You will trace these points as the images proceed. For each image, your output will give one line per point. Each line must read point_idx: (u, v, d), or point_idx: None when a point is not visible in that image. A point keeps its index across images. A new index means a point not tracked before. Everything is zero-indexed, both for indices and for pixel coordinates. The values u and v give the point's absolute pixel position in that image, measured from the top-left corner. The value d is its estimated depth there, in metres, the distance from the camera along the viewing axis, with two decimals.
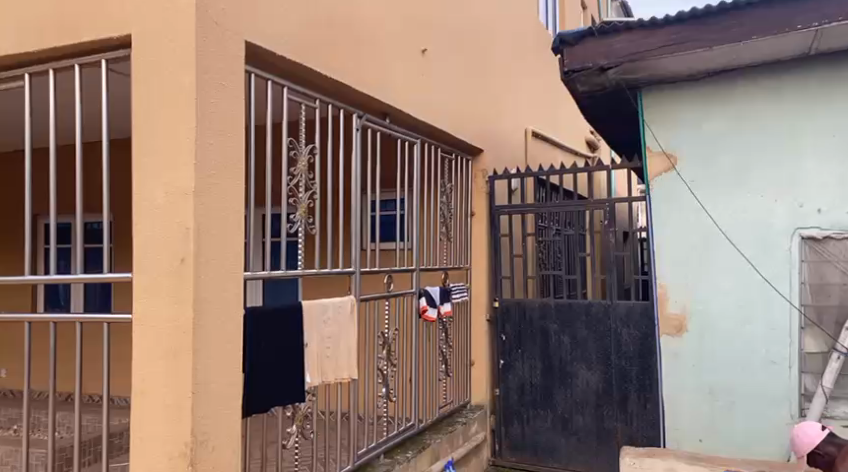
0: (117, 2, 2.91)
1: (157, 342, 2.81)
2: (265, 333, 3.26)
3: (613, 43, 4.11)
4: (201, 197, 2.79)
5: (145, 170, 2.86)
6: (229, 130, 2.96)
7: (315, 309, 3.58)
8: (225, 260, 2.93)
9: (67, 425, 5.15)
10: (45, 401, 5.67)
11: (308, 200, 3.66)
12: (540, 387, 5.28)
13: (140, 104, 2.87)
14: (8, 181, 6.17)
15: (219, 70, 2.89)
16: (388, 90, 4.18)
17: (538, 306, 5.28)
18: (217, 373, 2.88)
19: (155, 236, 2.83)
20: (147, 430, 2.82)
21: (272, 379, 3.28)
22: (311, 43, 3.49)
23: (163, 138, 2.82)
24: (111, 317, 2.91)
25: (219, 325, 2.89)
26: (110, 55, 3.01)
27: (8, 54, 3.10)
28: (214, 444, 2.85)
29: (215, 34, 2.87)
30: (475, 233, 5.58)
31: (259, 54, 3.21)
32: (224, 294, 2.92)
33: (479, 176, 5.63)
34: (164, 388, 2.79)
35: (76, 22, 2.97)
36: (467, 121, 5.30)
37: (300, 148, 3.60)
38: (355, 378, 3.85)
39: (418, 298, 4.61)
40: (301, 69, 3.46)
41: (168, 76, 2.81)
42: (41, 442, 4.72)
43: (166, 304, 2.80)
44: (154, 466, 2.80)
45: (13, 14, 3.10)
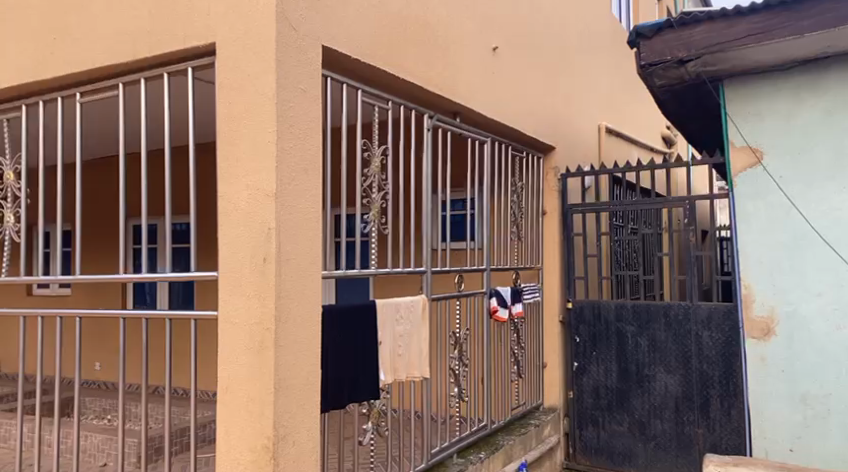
0: (202, 12, 3.03)
1: (241, 339, 2.91)
2: (340, 331, 3.32)
3: (693, 34, 3.98)
4: (282, 198, 2.87)
5: (230, 172, 2.96)
6: (308, 133, 3.02)
7: (388, 308, 3.62)
8: (303, 260, 3.00)
9: (157, 416, 5.40)
10: (137, 394, 5.97)
11: (380, 200, 3.71)
12: (615, 390, 5.17)
13: (224, 109, 2.98)
14: (102, 186, 6.52)
15: (298, 74, 2.96)
16: (460, 90, 4.18)
17: (613, 307, 5.17)
18: (297, 370, 2.95)
19: (239, 235, 2.94)
20: (231, 424, 2.93)
21: (347, 377, 3.34)
22: (385, 46, 3.53)
23: (246, 142, 2.92)
24: (197, 314, 3.03)
25: (298, 323, 2.96)
26: (196, 63, 3.14)
27: (104, 65, 3.27)
28: (295, 440, 2.93)
29: (294, 40, 2.94)
30: (547, 233, 5.52)
31: (334, 57, 3.28)
32: (304, 292, 3.00)
33: (551, 174, 5.56)
34: (247, 383, 2.88)
35: (165, 33, 3.11)
36: (539, 119, 5.24)
37: (373, 149, 3.66)
38: (427, 377, 3.89)
39: (489, 298, 4.60)
40: (373, 71, 3.50)
41: (249, 81, 2.90)
42: (134, 432, 4.97)
43: (249, 301, 2.89)
44: (239, 459, 2.90)
45: (108, 27, 3.27)
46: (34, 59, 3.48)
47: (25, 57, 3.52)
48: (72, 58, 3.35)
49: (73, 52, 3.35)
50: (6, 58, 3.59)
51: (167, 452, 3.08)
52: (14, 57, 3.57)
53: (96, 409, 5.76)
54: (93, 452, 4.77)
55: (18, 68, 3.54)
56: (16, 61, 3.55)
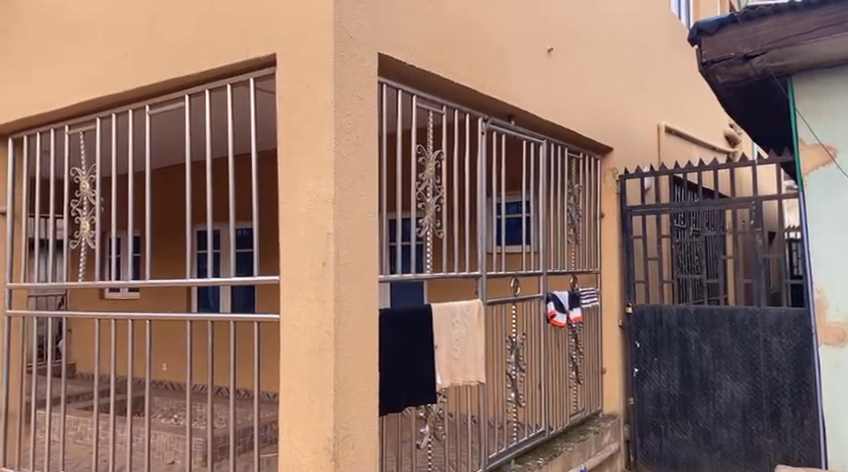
0: (262, 24, 3.11)
1: (302, 342, 2.97)
2: (396, 334, 3.35)
3: (757, 29, 3.87)
4: (340, 204, 2.92)
5: (291, 180, 3.03)
6: (364, 138, 3.06)
7: (443, 312, 3.63)
8: (361, 264, 3.04)
9: (223, 416, 5.57)
10: (203, 394, 6.16)
11: (435, 204, 3.72)
12: (678, 397, 5.04)
13: (285, 118, 3.04)
14: (170, 194, 6.76)
15: (355, 81, 3.00)
16: (516, 93, 4.17)
17: (675, 312, 5.05)
18: (355, 373, 2.99)
19: (299, 241, 3.00)
20: (293, 425, 2.99)
21: (403, 381, 3.36)
22: (440, 51, 3.54)
23: (306, 150, 2.98)
24: (259, 317, 3.10)
25: (357, 327, 3.00)
26: (258, 73, 3.22)
27: (171, 78, 3.39)
28: (355, 442, 2.97)
29: (350, 48, 2.98)
30: (605, 235, 5.43)
31: (389, 64, 3.31)
32: (361, 296, 3.03)
33: (609, 176, 5.48)
34: (308, 385, 2.94)
35: (227, 45, 3.21)
36: (596, 120, 5.16)
37: (428, 153, 3.68)
38: (484, 382, 3.87)
39: (546, 303, 4.56)
40: (428, 76, 3.52)
41: (308, 90, 2.97)
42: (200, 431, 5.13)
43: (310, 304, 2.95)
44: (300, 460, 2.96)
45: (173, 41, 3.38)
46: (106, 74, 3.64)
47: (97, 72, 3.68)
48: (141, 72, 3.49)
49: (142, 66, 3.49)
50: (80, 74, 3.76)
51: (231, 451, 3.17)
52: (86, 72, 3.73)
53: (164, 408, 5.96)
54: (161, 450, 4.95)
55: (91, 82, 3.70)
56: (89, 76, 3.71)
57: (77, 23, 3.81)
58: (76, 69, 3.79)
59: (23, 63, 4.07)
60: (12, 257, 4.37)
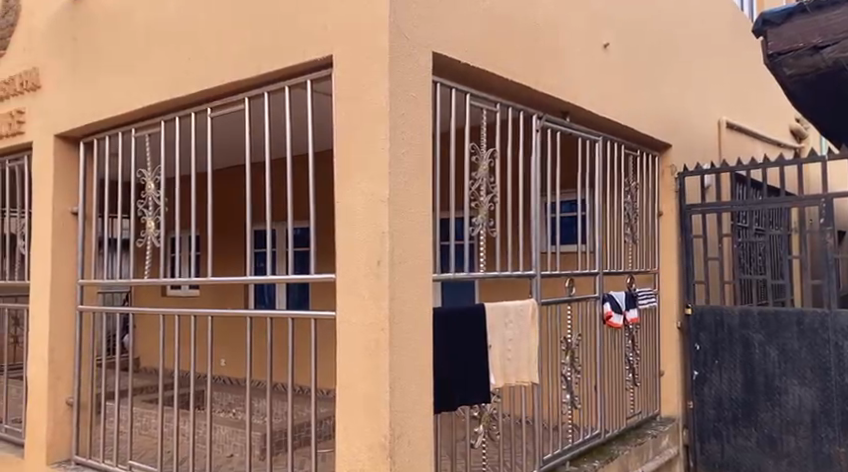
0: (319, 27, 3.15)
1: (358, 340, 3.00)
2: (450, 334, 3.35)
3: (829, 18, 3.70)
4: (394, 203, 2.93)
5: (347, 180, 3.06)
6: (419, 137, 3.07)
7: (497, 312, 3.61)
8: (416, 264, 3.05)
9: (281, 410, 5.67)
10: (262, 390, 6.30)
11: (489, 203, 3.70)
12: (741, 402, 4.89)
13: (342, 119, 3.07)
14: (230, 195, 6.93)
15: (409, 82, 3.00)
16: (572, 90, 4.10)
17: (737, 314, 4.90)
18: (410, 372, 3.00)
19: (355, 241, 3.02)
20: (350, 422, 3.02)
21: (457, 380, 3.35)
22: (495, 49, 3.52)
23: (362, 150, 2.99)
24: (316, 314, 3.14)
25: (411, 326, 3.01)
26: (314, 75, 3.26)
27: (232, 81, 3.47)
28: (410, 440, 2.98)
29: (406, 48, 2.99)
30: (663, 234, 5.32)
31: (444, 63, 3.30)
32: (416, 296, 3.04)
33: (666, 173, 5.35)
34: (364, 382, 2.96)
35: (285, 48, 3.26)
36: (654, 116, 5.04)
37: (481, 152, 3.66)
38: (537, 382, 3.83)
39: (601, 303, 4.49)
40: (482, 75, 3.50)
41: (364, 91, 2.98)
42: (258, 425, 5.23)
43: (365, 302, 2.97)
44: (356, 456, 2.99)
45: (234, 46, 3.46)
46: (170, 79, 3.75)
47: (162, 77, 3.79)
48: (204, 76, 3.58)
49: (204, 71, 3.58)
50: (146, 79, 3.89)
51: (290, 446, 3.23)
52: (152, 78, 3.85)
53: (223, 402, 6.12)
54: (221, 443, 5.07)
55: (157, 87, 3.82)
56: (155, 81, 3.83)
57: (143, 30, 3.93)
58: (143, 75, 3.91)
59: (94, 70, 4.23)
60: (83, 255, 4.56)
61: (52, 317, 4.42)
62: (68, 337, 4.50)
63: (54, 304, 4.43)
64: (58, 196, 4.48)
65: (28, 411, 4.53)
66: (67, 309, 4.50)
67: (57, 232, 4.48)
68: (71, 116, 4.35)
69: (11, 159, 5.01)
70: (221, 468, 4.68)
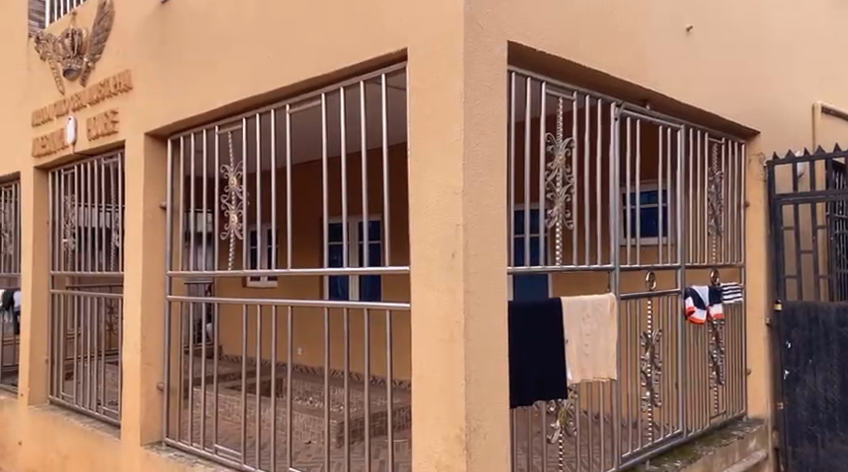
0: (394, 20, 3.15)
1: (433, 332, 3.00)
2: (526, 328, 3.31)
3: None
4: (469, 195, 2.90)
5: (420, 172, 3.06)
6: (494, 128, 3.03)
7: (574, 307, 3.54)
8: (491, 257, 3.02)
9: (358, 400, 5.77)
10: (339, 380, 6.43)
11: (565, 195, 3.60)
12: (838, 405, 4.61)
13: (416, 111, 3.07)
14: (308, 189, 7.07)
15: (484, 72, 2.96)
16: (652, 76, 3.95)
17: (834, 310, 4.62)
18: (485, 366, 2.97)
19: (430, 234, 3.02)
20: (426, 414, 3.03)
21: (533, 375, 3.31)
22: (572, 36, 3.42)
23: (437, 142, 2.98)
24: (391, 306, 3.15)
25: (486, 320, 2.99)
26: (389, 69, 3.27)
27: (309, 76, 3.52)
28: (486, 432, 2.96)
29: (481, 37, 2.95)
30: (750, 227, 5.08)
31: (518, 52, 3.23)
32: (491, 289, 3.01)
33: (754, 161, 5.10)
34: (440, 374, 2.97)
35: (360, 43, 3.28)
36: (741, 102, 4.79)
37: (557, 142, 3.58)
38: (616, 378, 3.74)
39: (684, 298, 4.34)
40: (559, 63, 3.41)
41: (438, 82, 2.97)
42: (336, 414, 5.34)
43: (441, 295, 2.97)
44: (433, 448, 3.00)
45: (310, 42, 3.51)
46: (251, 77, 3.84)
47: (243, 74, 3.90)
48: (283, 72, 3.66)
49: (283, 67, 3.65)
50: (229, 77, 4.00)
51: (367, 435, 3.27)
52: (234, 76, 3.96)
53: (301, 390, 6.28)
54: (300, 430, 5.20)
55: (238, 84, 3.93)
56: (236, 79, 3.94)
57: (225, 30, 4.05)
58: (225, 73, 4.03)
59: (180, 71, 4.39)
60: (171, 247, 4.75)
61: (144, 306, 4.65)
62: (158, 325, 4.72)
63: (146, 294, 4.66)
64: (149, 191, 4.69)
65: (123, 395, 4.78)
66: (157, 299, 4.72)
67: (148, 226, 4.69)
68: (160, 115, 4.54)
69: (106, 158, 5.30)
70: (300, 454, 4.81)
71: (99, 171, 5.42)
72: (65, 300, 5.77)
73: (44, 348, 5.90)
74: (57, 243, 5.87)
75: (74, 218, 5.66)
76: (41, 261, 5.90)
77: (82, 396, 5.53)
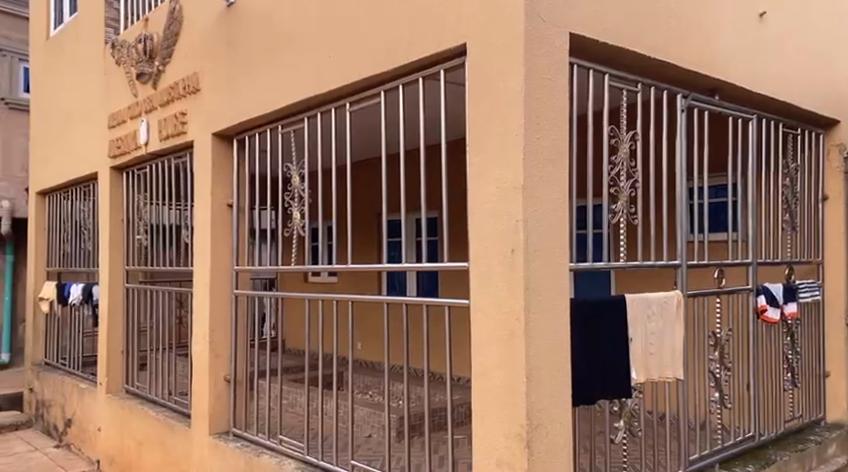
0: (453, 16, 3.13)
1: (493, 328, 2.98)
2: (589, 325, 3.24)
3: None
4: (530, 191, 2.86)
5: (480, 169, 3.04)
6: (556, 121, 2.98)
7: (639, 305, 3.45)
8: (552, 253, 2.97)
9: (418, 395, 5.81)
10: (400, 376, 6.49)
11: (630, 188, 3.47)
12: None
13: (476, 107, 3.05)
14: (368, 185, 7.13)
15: (545, 65, 2.91)
16: (722, 65, 3.80)
17: None
18: (546, 364, 2.93)
19: (489, 230, 3.00)
20: (486, 410, 3.01)
21: (596, 374, 3.24)
22: (637, 26, 3.32)
23: (496, 137, 2.95)
24: (450, 301, 3.14)
25: (549, 317, 2.95)
26: (448, 64, 3.25)
27: (370, 74, 3.54)
28: (548, 430, 2.92)
29: (541, 30, 2.90)
30: (828, 221, 4.83)
31: (581, 43, 3.15)
32: (551, 285, 2.96)
33: (833, 152, 4.85)
34: (500, 371, 2.95)
35: (419, 40, 3.28)
36: (818, 89, 4.56)
37: (621, 134, 3.45)
38: (683, 378, 3.62)
39: (755, 296, 4.17)
40: (623, 54, 3.32)
41: (498, 77, 2.94)
42: (396, 408, 5.38)
43: (501, 292, 2.95)
44: (494, 445, 2.98)
45: (371, 40, 3.53)
46: (313, 75, 3.90)
47: (305, 73, 3.96)
48: (344, 71, 3.69)
49: (345, 66, 3.69)
50: (291, 76, 4.07)
51: (427, 429, 3.28)
52: (296, 75, 4.03)
53: (361, 384, 6.37)
54: (361, 423, 5.27)
55: (301, 83, 3.99)
56: (299, 78, 4.01)
57: (288, 31, 4.12)
58: (288, 72, 4.10)
59: (245, 71, 4.50)
60: (237, 244, 4.88)
61: (214, 300, 4.80)
62: (225, 318, 4.86)
63: (215, 289, 4.81)
64: (216, 189, 4.82)
65: (193, 386, 4.94)
66: (224, 294, 4.86)
67: (215, 223, 4.83)
68: (226, 115, 4.66)
69: (175, 158, 5.48)
70: (361, 447, 4.87)
71: (169, 170, 5.62)
72: (139, 293, 6.01)
73: (120, 339, 6.17)
74: (131, 240, 6.11)
75: (148, 215, 5.89)
76: (117, 256, 6.17)
77: (155, 385, 5.75)
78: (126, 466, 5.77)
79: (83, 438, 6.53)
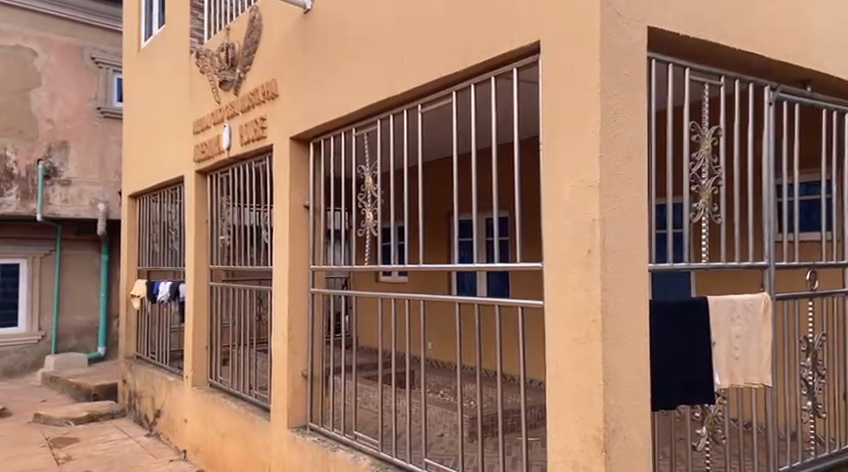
0: (527, 13, 3.09)
1: (569, 330, 2.92)
2: (669, 327, 3.13)
3: None
4: (606, 189, 2.79)
5: (554, 168, 2.98)
6: (634, 117, 2.89)
7: (721, 307, 3.31)
8: (631, 254, 2.89)
9: (491, 396, 5.78)
10: (473, 376, 6.48)
11: (712, 186, 3.33)
12: None
13: (549, 106, 3.00)
14: (440, 185, 7.14)
15: (621, 60, 2.83)
16: (815, 56, 3.59)
17: None
18: (623, 367, 2.85)
19: (564, 231, 2.94)
20: (562, 413, 2.96)
21: (677, 378, 3.13)
22: (721, 17, 3.18)
23: (572, 135, 2.89)
24: (524, 302, 3.09)
25: (627, 320, 2.87)
26: (521, 62, 3.21)
27: (443, 74, 3.55)
28: (626, 434, 2.84)
29: (618, 25, 2.82)
30: None
31: (659, 37, 3.05)
32: (628, 286, 2.87)
33: None
34: (575, 373, 2.89)
35: (493, 39, 3.26)
36: None
37: (703, 130, 3.32)
38: (771, 385, 3.44)
39: None
40: (706, 47, 3.19)
41: (573, 73, 2.87)
42: (469, 408, 5.39)
43: (576, 292, 2.89)
44: (570, 447, 2.92)
45: (444, 40, 3.53)
46: (388, 78, 3.94)
47: (379, 75, 4.01)
48: (417, 72, 3.71)
49: (418, 67, 3.71)
50: (365, 79, 4.13)
51: (500, 430, 3.24)
52: (370, 77, 4.08)
53: (434, 383, 6.40)
54: (434, 422, 5.29)
55: (375, 86, 4.04)
56: (373, 81, 4.06)
57: (363, 35, 4.18)
58: (362, 75, 4.16)
59: (321, 74, 4.59)
60: (313, 243, 4.99)
61: (291, 298, 4.94)
62: (302, 316, 4.98)
63: (292, 287, 4.94)
64: (294, 191, 4.95)
65: (273, 381, 5.09)
66: (301, 292, 4.98)
67: (292, 223, 4.96)
68: (303, 119, 4.77)
69: (255, 162, 5.65)
70: (433, 446, 4.88)
71: (250, 173, 5.80)
72: (222, 291, 6.24)
73: (205, 335, 6.44)
74: (214, 240, 6.35)
75: (230, 217, 6.11)
76: (201, 256, 6.44)
77: (237, 380, 5.96)
78: (210, 455, 6.01)
79: (170, 429, 6.84)
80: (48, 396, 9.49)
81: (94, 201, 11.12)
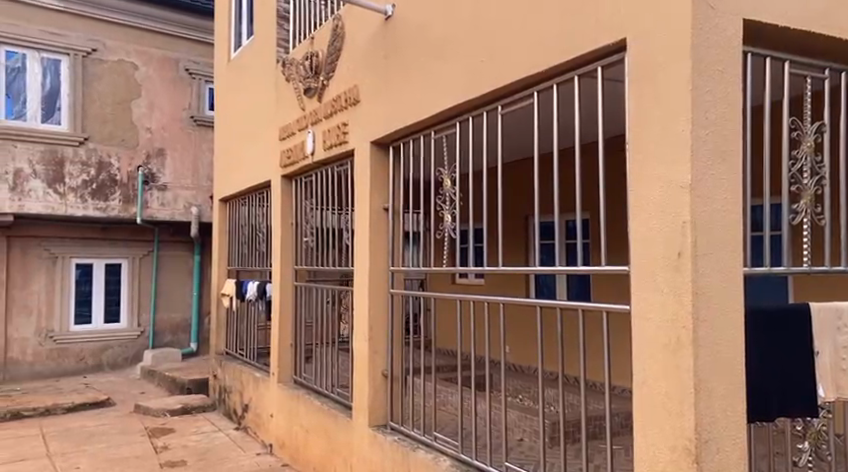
0: (612, 9, 2.99)
1: (657, 337, 2.81)
2: (767, 336, 2.96)
3: None
4: (698, 190, 2.66)
5: (642, 167, 2.87)
6: (727, 114, 2.74)
7: (826, 314, 3.09)
8: (725, 259, 2.74)
9: (572, 402, 5.67)
10: (555, 381, 6.36)
11: (815, 186, 3.10)
12: None
13: (636, 104, 2.89)
14: (521, 187, 7.04)
15: (714, 55, 2.69)
16: None
17: None
18: (716, 375, 2.71)
19: (652, 235, 2.82)
20: (650, 421, 2.84)
21: (775, 389, 2.95)
22: (825, 6, 2.97)
23: (662, 133, 2.77)
24: (609, 307, 2.99)
25: (719, 328, 2.72)
26: (607, 60, 3.11)
27: (525, 74, 3.48)
28: (719, 447, 2.70)
29: (711, 19, 2.69)
30: None
31: (758, 31, 2.89)
32: (721, 293, 2.73)
33: None
34: (665, 381, 2.77)
35: (576, 36, 3.17)
36: None
37: (804, 126, 3.11)
38: None
39: None
40: (808, 39, 2.99)
41: (662, 68, 2.76)
42: (549, 414, 5.30)
43: (665, 298, 2.77)
44: (658, 457, 2.80)
45: (526, 40, 3.47)
46: (468, 78, 3.91)
47: (460, 77, 3.98)
48: (498, 72, 3.66)
49: (499, 67, 3.66)
50: (446, 80, 4.11)
51: (583, 438, 3.14)
52: (451, 79, 4.07)
53: (514, 386, 6.33)
54: (513, 426, 5.24)
55: (456, 87, 4.02)
56: (454, 82, 4.04)
57: (443, 37, 4.17)
58: (443, 76, 4.15)
59: (402, 77, 4.61)
60: (393, 244, 5.01)
61: (371, 299, 4.99)
62: (382, 317, 5.03)
63: (373, 287, 4.99)
64: (374, 192, 5.00)
65: (354, 378, 5.15)
66: (381, 292, 5.02)
67: (372, 224, 5.01)
68: (385, 122, 4.81)
69: (338, 166, 5.75)
70: (513, 450, 4.82)
71: (332, 176, 5.91)
72: (306, 291, 6.39)
73: (290, 334, 6.61)
74: (299, 241, 6.51)
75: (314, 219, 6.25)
76: (287, 256, 6.61)
77: (319, 377, 6.08)
78: (294, 451, 6.16)
79: (258, 423, 7.06)
80: (147, 388, 10.01)
81: (188, 204, 11.67)
